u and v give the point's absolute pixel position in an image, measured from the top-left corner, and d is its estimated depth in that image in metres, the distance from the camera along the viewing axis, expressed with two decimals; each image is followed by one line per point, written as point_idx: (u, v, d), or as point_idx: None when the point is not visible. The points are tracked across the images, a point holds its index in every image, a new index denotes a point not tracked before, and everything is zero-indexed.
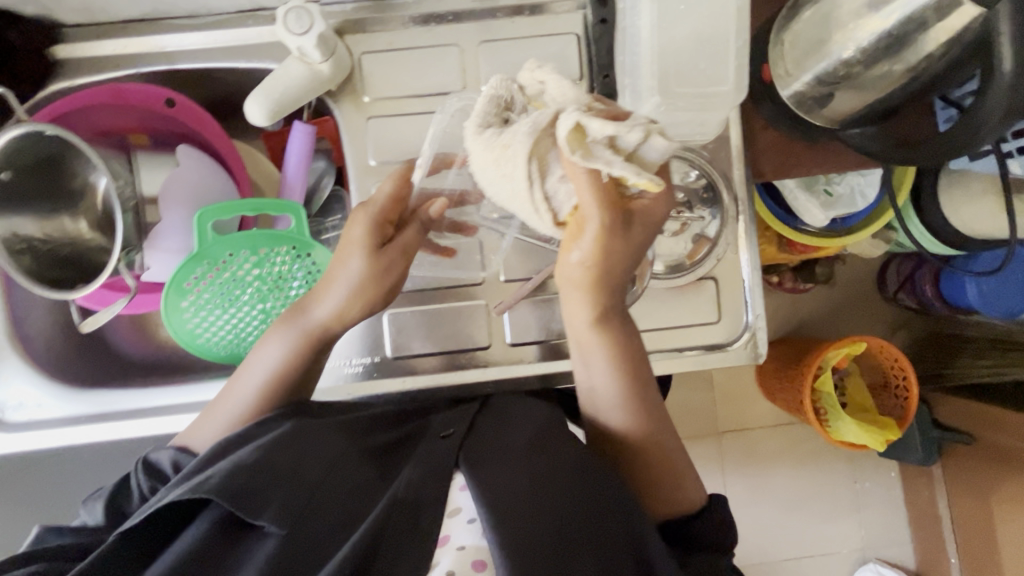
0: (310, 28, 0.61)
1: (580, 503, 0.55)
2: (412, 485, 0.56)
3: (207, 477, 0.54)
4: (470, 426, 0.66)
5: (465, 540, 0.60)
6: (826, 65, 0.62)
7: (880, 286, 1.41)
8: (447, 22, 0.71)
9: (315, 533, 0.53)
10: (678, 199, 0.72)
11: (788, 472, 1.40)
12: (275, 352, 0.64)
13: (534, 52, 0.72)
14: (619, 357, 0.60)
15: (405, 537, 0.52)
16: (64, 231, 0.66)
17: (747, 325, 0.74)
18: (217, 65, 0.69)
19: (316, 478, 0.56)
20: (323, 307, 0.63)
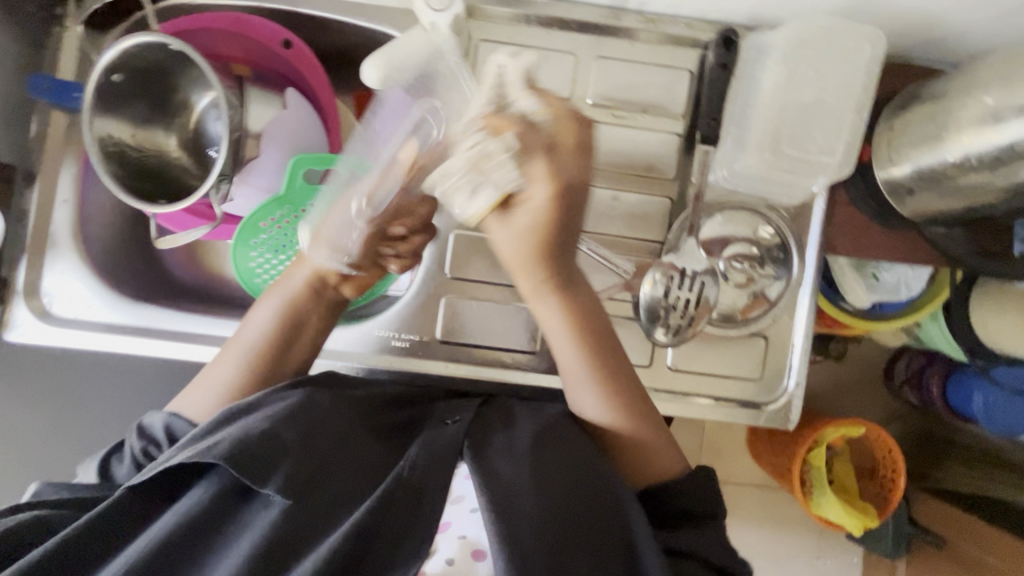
0: (449, 7, 0.60)
1: (588, 511, 0.56)
2: (417, 468, 0.56)
3: (217, 442, 0.53)
4: (477, 416, 0.64)
5: (466, 530, 0.57)
6: (931, 161, 0.63)
7: (885, 376, 1.42)
8: (569, 30, 0.72)
9: (318, 506, 0.53)
10: (751, 253, 0.72)
11: (762, 536, 1.40)
12: (262, 316, 0.64)
13: (646, 78, 0.72)
14: (586, 339, 0.61)
15: (399, 528, 0.53)
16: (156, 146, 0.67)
17: (785, 389, 0.75)
18: (338, 17, 0.68)
19: (322, 448, 0.56)
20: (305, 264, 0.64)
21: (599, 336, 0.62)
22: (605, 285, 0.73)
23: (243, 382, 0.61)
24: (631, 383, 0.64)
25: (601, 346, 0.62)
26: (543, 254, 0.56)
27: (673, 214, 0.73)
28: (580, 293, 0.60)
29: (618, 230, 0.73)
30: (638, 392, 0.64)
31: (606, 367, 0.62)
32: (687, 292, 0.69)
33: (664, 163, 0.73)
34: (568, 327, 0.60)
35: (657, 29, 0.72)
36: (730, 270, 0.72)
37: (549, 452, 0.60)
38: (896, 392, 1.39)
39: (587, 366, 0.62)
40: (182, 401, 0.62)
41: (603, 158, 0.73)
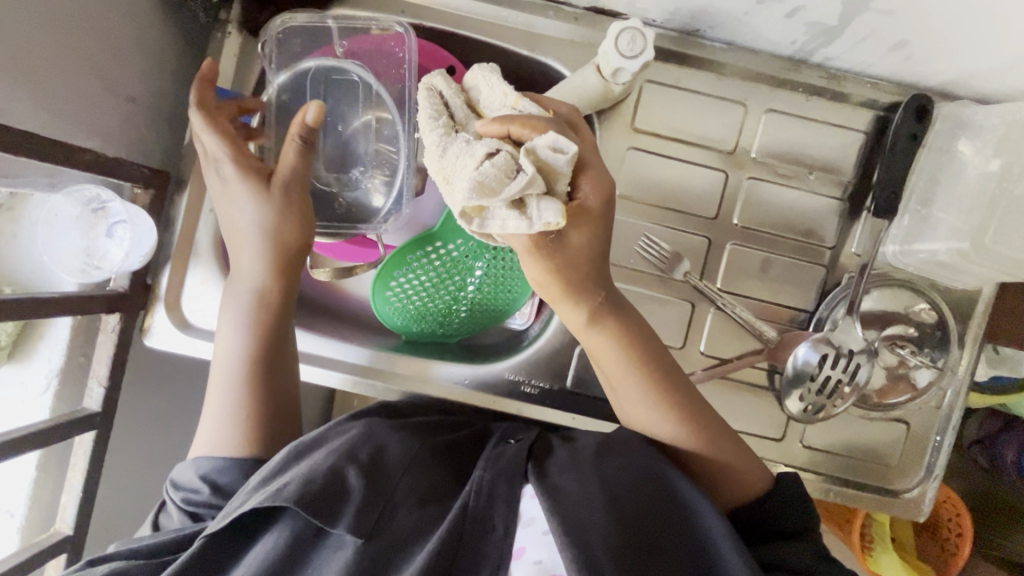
0: (642, 54, 0.57)
1: (672, 534, 0.47)
2: (484, 492, 0.48)
3: (284, 486, 0.49)
4: (543, 439, 0.56)
5: (543, 553, 0.46)
6: None
7: None
8: (741, 78, 0.67)
9: (393, 534, 0.47)
10: (908, 335, 0.68)
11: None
12: (235, 336, 0.61)
13: (816, 138, 0.68)
14: (646, 369, 0.57)
15: (476, 556, 0.46)
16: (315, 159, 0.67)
17: (920, 480, 0.71)
18: (506, 47, 0.66)
19: (388, 474, 0.51)
20: (252, 272, 0.61)
21: (646, 339, 0.57)
22: (745, 351, 0.70)
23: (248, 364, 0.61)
24: (674, 387, 0.57)
25: (648, 355, 0.57)
26: (586, 274, 0.53)
27: (827, 284, 0.69)
28: (642, 330, 0.57)
29: (764, 295, 0.70)
30: (694, 399, 0.57)
31: (669, 381, 0.57)
32: (840, 373, 0.66)
33: (824, 229, 0.69)
34: (623, 358, 0.56)
35: (838, 86, 0.67)
36: (882, 350, 0.68)
37: (617, 468, 0.51)
38: None
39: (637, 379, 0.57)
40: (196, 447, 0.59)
41: (760, 219, 0.69)
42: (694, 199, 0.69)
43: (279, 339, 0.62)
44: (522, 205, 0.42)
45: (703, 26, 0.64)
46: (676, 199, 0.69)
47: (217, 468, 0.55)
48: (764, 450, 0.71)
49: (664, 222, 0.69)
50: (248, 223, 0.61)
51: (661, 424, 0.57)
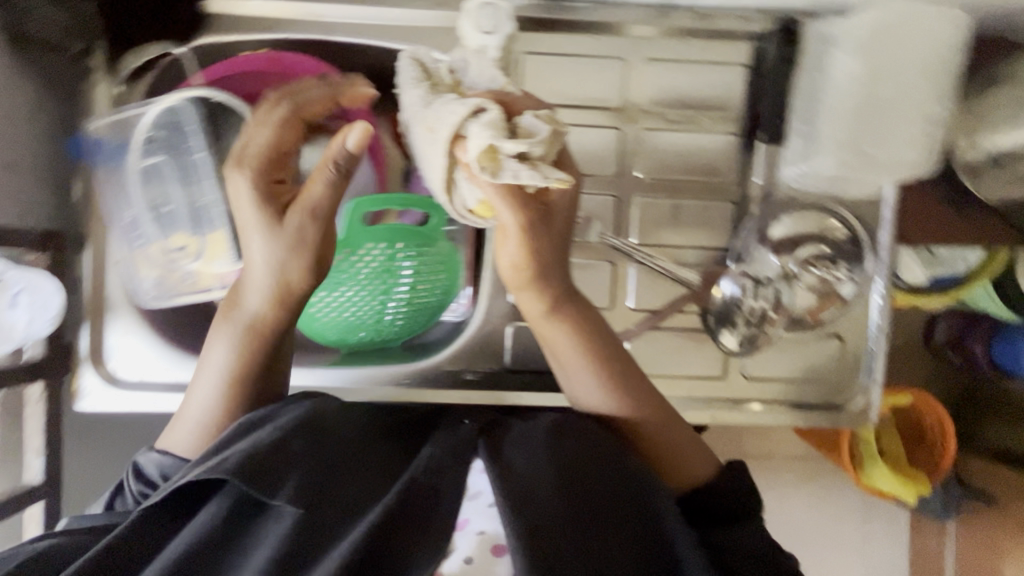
0: (499, 29, 0.57)
1: (613, 491, 0.48)
2: (432, 464, 0.47)
3: (226, 458, 0.45)
4: (494, 422, 0.54)
5: (484, 523, 0.48)
6: (1015, 141, 0.62)
7: None
8: (617, 34, 0.68)
9: (330, 514, 0.44)
10: (824, 254, 0.69)
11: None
12: (222, 353, 0.53)
13: (699, 78, 0.69)
14: (594, 355, 0.56)
15: (423, 524, 0.45)
16: (201, 199, 0.64)
17: (864, 387, 0.73)
18: (379, 43, 0.66)
19: (332, 450, 0.48)
20: (258, 293, 0.53)
21: (599, 323, 0.58)
22: (672, 297, 0.71)
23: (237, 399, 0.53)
24: (624, 362, 0.57)
25: (603, 343, 0.57)
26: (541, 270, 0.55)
27: (738, 217, 0.70)
28: (587, 312, 0.57)
29: (681, 240, 0.71)
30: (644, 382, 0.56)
31: (618, 364, 0.56)
32: (760, 302, 0.69)
33: (724, 166, 0.70)
34: (579, 353, 0.56)
35: (711, 24, 0.67)
36: (802, 273, 0.69)
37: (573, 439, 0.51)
38: None
39: (601, 368, 0.55)
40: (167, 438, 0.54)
41: (661, 167, 0.70)
42: (594, 159, 0.69)
43: (268, 370, 0.55)
44: (530, 163, 0.46)
45: None
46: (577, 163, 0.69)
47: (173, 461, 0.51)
48: (711, 391, 0.72)
49: None
50: (253, 230, 0.52)
51: (591, 399, 0.56)
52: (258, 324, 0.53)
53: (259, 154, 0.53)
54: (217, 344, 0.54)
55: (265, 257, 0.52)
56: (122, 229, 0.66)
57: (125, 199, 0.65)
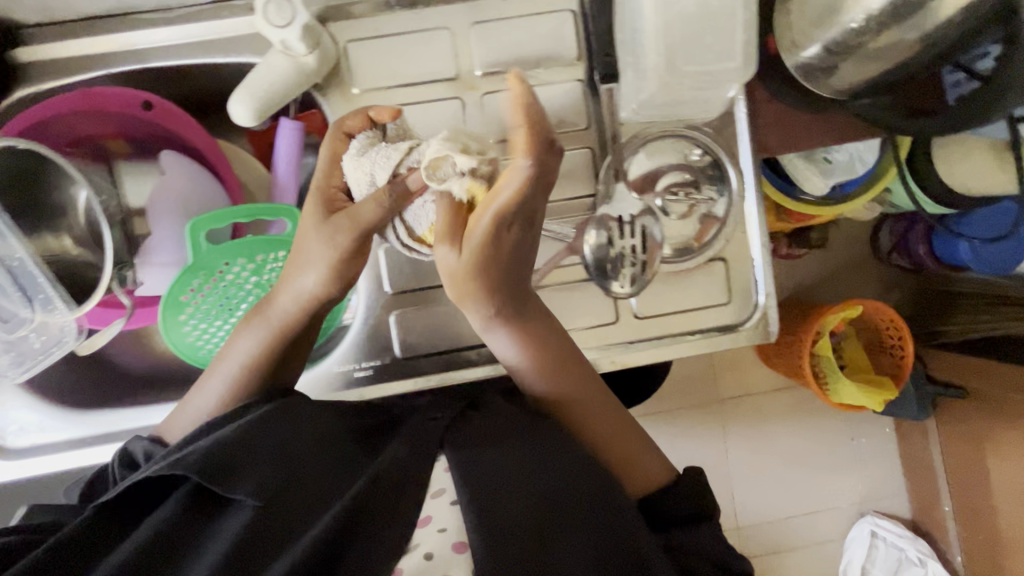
0: (294, 20, 0.56)
1: (575, 474, 0.50)
2: (398, 460, 0.50)
3: (188, 453, 0.47)
4: (462, 413, 0.58)
5: (447, 521, 0.48)
6: (834, 34, 0.60)
7: (874, 249, 1.41)
8: (435, 4, 0.68)
9: (291, 510, 0.46)
10: (684, 180, 0.70)
11: (789, 440, 1.42)
12: (248, 341, 0.58)
13: (528, 32, 0.68)
14: (547, 362, 0.57)
15: (384, 518, 0.47)
16: (13, 258, 0.57)
17: (757, 303, 0.74)
18: (198, 60, 0.65)
19: (298, 450, 0.50)
20: (291, 293, 0.56)
21: (533, 318, 0.57)
22: (550, 254, 0.71)
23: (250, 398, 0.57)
24: (565, 357, 0.58)
25: (541, 338, 0.57)
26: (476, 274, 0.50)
27: (597, 162, 0.71)
28: (529, 317, 0.57)
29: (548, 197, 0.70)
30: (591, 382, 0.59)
31: (567, 358, 0.58)
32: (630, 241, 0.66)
33: (572, 114, 0.70)
34: (526, 361, 0.57)
35: None
36: (668, 204, 0.70)
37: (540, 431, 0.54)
38: (889, 260, 1.38)
39: (551, 373, 0.58)
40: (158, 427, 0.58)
41: (511, 128, 0.69)
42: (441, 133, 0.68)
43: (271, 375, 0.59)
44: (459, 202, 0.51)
45: None
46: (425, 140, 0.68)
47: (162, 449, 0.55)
48: (608, 336, 0.73)
49: None
50: (298, 260, 0.55)
51: (543, 384, 0.58)
52: (282, 329, 0.57)
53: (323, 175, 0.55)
54: (245, 336, 0.58)
55: (304, 286, 0.55)
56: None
57: None
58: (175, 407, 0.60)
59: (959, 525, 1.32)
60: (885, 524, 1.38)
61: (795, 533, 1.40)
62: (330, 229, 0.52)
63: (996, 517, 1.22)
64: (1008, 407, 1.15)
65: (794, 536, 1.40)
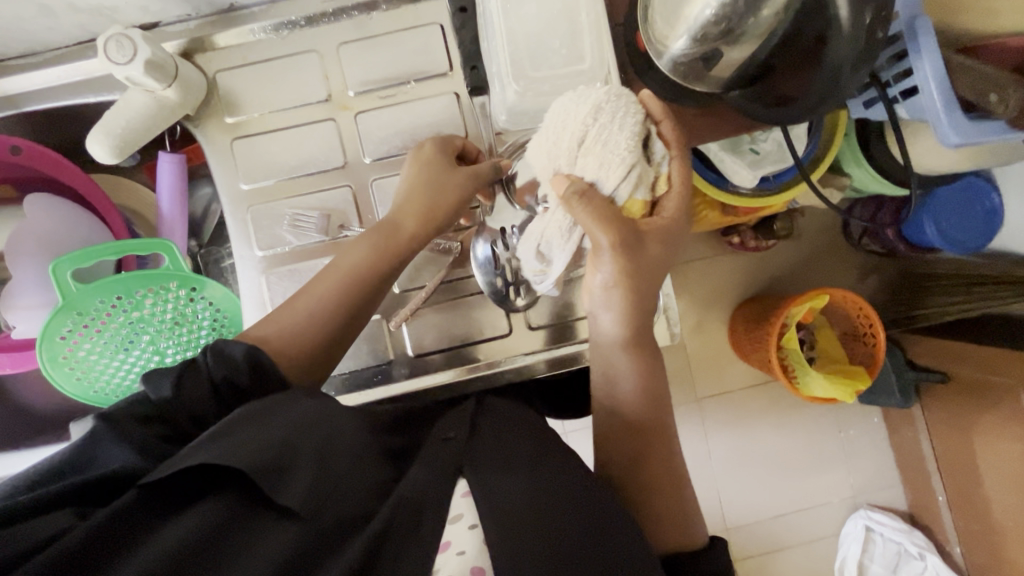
0: (136, 55, 0.56)
1: (590, 497, 0.48)
2: (420, 484, 0.46)
3: (236, 447, 0.42)
4: (472, 429, 0.55)
5: (466, 544, 0.44)
6: (695, 25, 0.58)
7: (845, 233, 1.36)
8: (301, 27, 0.67)
9: (330, 526, 0.42)
10: None
11: (767, 437, 1.37)
12: (350, 259, 0.60)
13: (399, 48, 0.68)
14: (649, 374, 0.57)
15: (411, 542, 0.42)
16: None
17: (657, 306, 0.72)
18: (68, 102, 0.66)
19: (341, 468, 0.45)
20: (400, 212, 0.62)
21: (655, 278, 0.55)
22: (440, 269, 0.70)
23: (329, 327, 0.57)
24: (662, 364, 0.58)
25: (642, 262, 0.53)
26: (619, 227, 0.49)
27: None
28: (645, 265, 0.53)
29: None
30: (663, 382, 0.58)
31: (657, 367, 0.58)
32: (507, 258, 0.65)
33: (449, 127, 0.69)
34: (636, 374, 0.57)
35: None
36: None
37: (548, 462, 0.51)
38: (861, 245, 1.33)
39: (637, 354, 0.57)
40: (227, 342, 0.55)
41: (387, 145, 0.68)
42: (316, 154, 0.68)
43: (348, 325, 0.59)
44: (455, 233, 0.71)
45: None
46: (302, 162, 0.68)
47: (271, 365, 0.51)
48: (512, 347, 0.71)
49: (301, 188, 0.69)
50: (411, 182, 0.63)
51: (632, 390, 0.57)
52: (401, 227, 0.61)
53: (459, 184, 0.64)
54: (346, 253, 0.60)
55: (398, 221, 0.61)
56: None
57: None
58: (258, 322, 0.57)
59: (955, 515, 1.26)
60: (880, 517, 1.32)
61: (786, 532, 1.35)
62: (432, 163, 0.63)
63: (989, 505, 1.16)
64: (987, 389, 1.11)
65: (784, 535, 1.35)
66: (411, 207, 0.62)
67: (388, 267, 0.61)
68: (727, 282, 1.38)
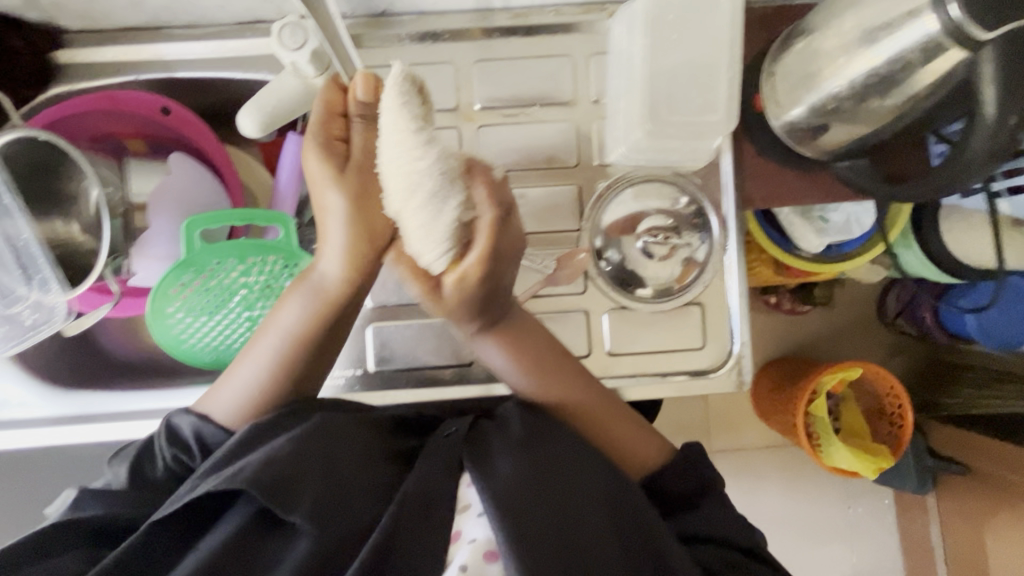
0: (304, 44, 0.61)
1: (601, 501, 0.51)
2: (422, 480, 0.50)
3: (240, 468, 0.49)
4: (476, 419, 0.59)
5: (479, 533, 0.49)
6: (818, 98, 0.61)
7: (879, 310, 1.38)
8: (443, 40, 0.72)
9: (343, 527, 0.49)
10: (666, 224, 0.72)
11: (788, 503, 1.36)
12: (294, 314, 0.57)
13: (529, 72, 0.72)
14: (546, 364, 0.59)
15: (424, 536, 0.48)
16: (20, 237, 0.60)
17: (731, 352, 0.74)
18: (220, 75, 0.71)
19: (344, 471, 0.51)
20: (331, 263, 0.55)
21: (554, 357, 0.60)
22: (529, 283, 0.73)
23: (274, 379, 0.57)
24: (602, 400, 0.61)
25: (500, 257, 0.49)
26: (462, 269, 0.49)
27: (583, 200, 0.73)
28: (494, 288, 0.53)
29: (537, 226, 0.73)
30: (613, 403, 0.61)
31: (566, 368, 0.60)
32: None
33: (564, 152, 0.72)
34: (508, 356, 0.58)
35: (528, 22, 0.72)
36: (647, 246, 0.72)
37: (548, 448, 0.53)
38: (892, 324, 1.35)
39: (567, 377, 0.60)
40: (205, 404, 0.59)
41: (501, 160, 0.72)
42: None
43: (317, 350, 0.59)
44: None
45: (385, 5, 0.70)
46: None
47: (213, 430, 0.57)
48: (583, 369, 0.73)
49: None
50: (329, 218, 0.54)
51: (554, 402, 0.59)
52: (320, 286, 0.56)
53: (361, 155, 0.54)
54: (290, 307, 0.57)
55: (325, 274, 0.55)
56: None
57: None
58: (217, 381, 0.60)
59: None
60: None
61: None
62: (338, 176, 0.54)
63: None
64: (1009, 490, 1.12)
65: None
66: (353, 236, 0.53)
67: (338, 316, 0.58)
68: (765, 339, 1.39)
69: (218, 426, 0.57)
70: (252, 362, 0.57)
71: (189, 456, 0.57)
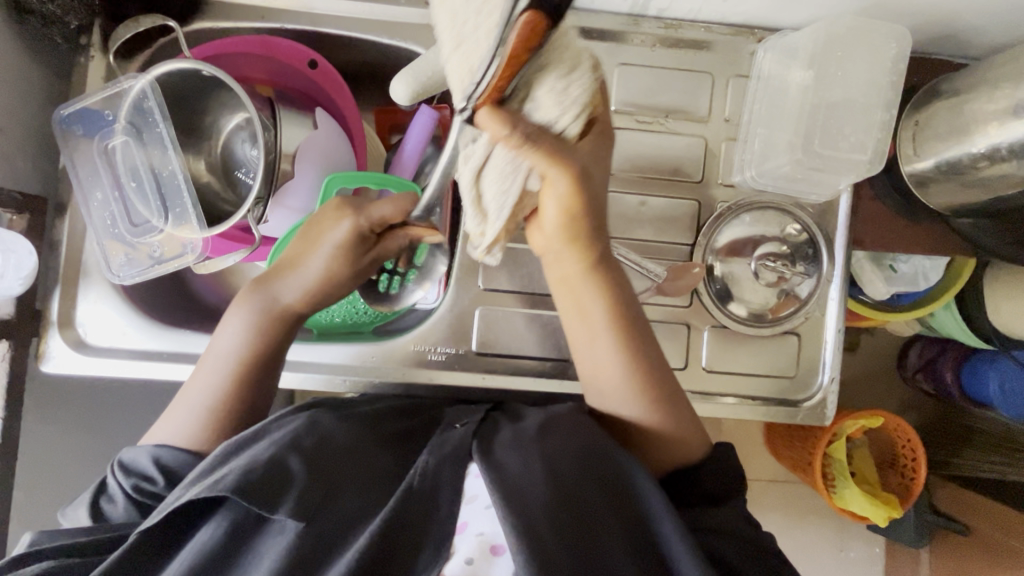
0: None
1: (608, 508, 0.50)
2: (430, 473, 0.50)
3: (222, 476, 0.48)
4: (485, 419, 0.59)
5: (484, 525, 0.48)
6: (955, 154, 0.64)
7: (899, 364, 1.35)
8: (591, 38, 0.72)
9: (336, 521, 0.47)
10: (781, 252, 0.73)
11: (803, 547, 1.33)
12: (232, 336, 0.60)
13: (666, 82, 0.73)
14: (642, 385, 0.57)
15: (419, 525, 0.47)
16: (164, 168, 0.60)
17: (821, 385, 0.76)
18: (368, 37, 0.71)
19: (342, 474, 0.50)
20: (296, 292, 0.61)
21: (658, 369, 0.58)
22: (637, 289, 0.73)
23: (233, 379, 0.59)
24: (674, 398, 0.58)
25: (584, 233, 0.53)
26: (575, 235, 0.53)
27: (702, 216, 0.74)
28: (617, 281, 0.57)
29: (650, 235, 0.74)
30: (669, 386, 0.58)
31: (648, 370, 0.57)
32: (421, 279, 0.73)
33: (690, 166, 0.73)
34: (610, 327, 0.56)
35: (677, 34, 0.73)
36: (759, 269, 0.73)
37: (555, 447, 0.53)
38: (911, 380, 1.32)
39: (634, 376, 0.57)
40: (160, 431, 0.57)
41: (629, 163, 0.73)
42: None
43: (268, 368, 0.61)
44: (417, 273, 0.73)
45: None
46: None
47: (173, 453, 0.55)
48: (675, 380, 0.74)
49: None
50: (296, 268, 0.60)
51: (629, 409, 0.58)
52: (273, 313, 0.61)
53: (349, 231, 0.58)
54: (231, 328, 0.60)
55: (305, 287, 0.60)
56: (87, 209, 0.62)
57: (94, 176, 0.61)
58: (168, 407, 0.59)
59: None
60: None
61: None
62: (355, 256, 0.60)
63: None
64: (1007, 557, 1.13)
65: None
66: (326, 288, 0.61)
67: (284, 334, 0.62)
68: None
69: (179, 449, 0.56)
70: (217, 369, 0.59)
71: (151, 484, 0.55)
